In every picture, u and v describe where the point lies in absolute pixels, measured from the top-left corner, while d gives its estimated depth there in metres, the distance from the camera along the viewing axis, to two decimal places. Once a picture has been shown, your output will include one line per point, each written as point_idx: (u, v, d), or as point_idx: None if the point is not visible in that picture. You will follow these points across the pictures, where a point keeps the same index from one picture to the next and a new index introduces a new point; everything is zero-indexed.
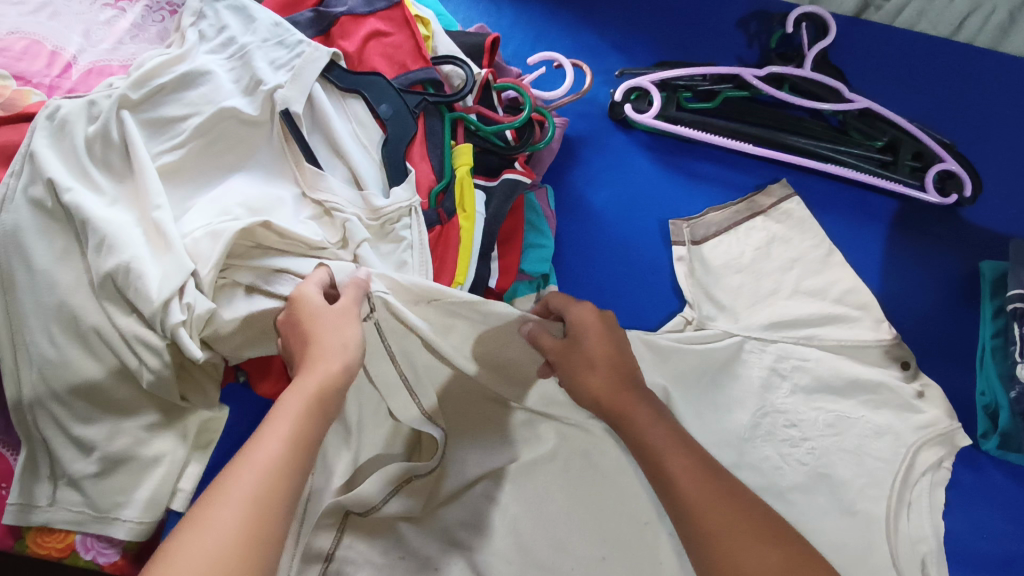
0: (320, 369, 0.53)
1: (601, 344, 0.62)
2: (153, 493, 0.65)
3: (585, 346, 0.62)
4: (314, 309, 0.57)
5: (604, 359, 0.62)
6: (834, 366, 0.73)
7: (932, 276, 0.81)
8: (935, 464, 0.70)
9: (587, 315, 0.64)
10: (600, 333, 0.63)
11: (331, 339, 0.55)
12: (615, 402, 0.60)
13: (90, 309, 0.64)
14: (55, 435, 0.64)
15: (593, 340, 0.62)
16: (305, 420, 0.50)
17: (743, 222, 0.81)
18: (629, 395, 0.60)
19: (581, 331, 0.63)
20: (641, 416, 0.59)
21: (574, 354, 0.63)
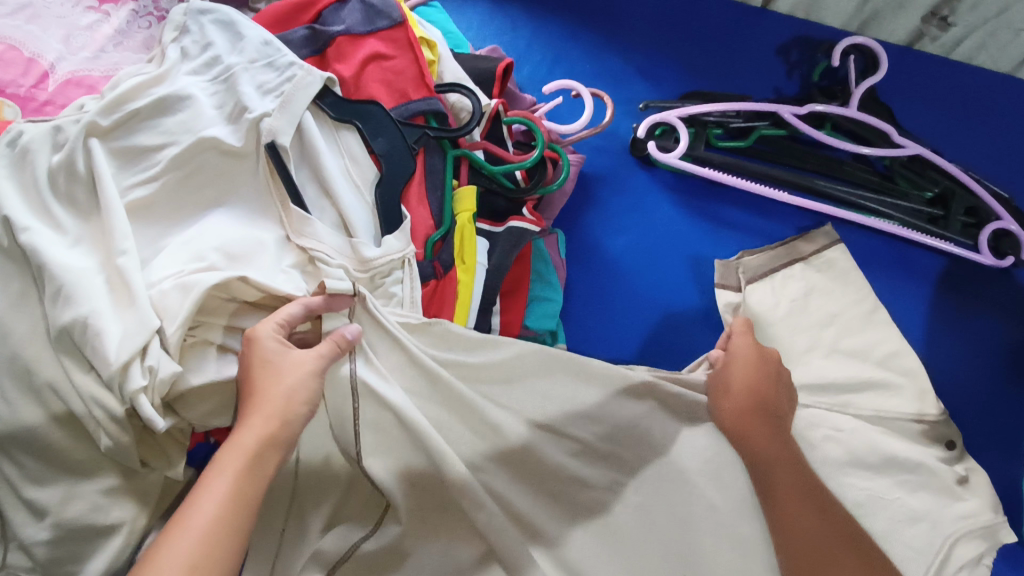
0: (261, 424, 0.51)
1: (755, 381, 0.66)
2: (108, 565, 0.59)
3: (735, 374, 0.66)
4: (267, 356, 0.53)
5: (755, 394, 0.65)
6: (868, 440, 0.67)
7: (978, 346, 0.72)
8: (974, 558, 0.63)
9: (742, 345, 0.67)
10: (750, 363, 0.67)
11: (275, 390, 0.52)
12: (741, 424, 0.64)
13: (46, 363, 0.58)
14: (8, 496, 0.59)
15: (746, 373, 0.66)
16: (247, 476, 0.48)
17: (782, 268, 0.73)
18: (754, 420, 0.64)
19: (733, 358, 0.67)
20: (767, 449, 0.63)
21: (724, 379, 0.67)
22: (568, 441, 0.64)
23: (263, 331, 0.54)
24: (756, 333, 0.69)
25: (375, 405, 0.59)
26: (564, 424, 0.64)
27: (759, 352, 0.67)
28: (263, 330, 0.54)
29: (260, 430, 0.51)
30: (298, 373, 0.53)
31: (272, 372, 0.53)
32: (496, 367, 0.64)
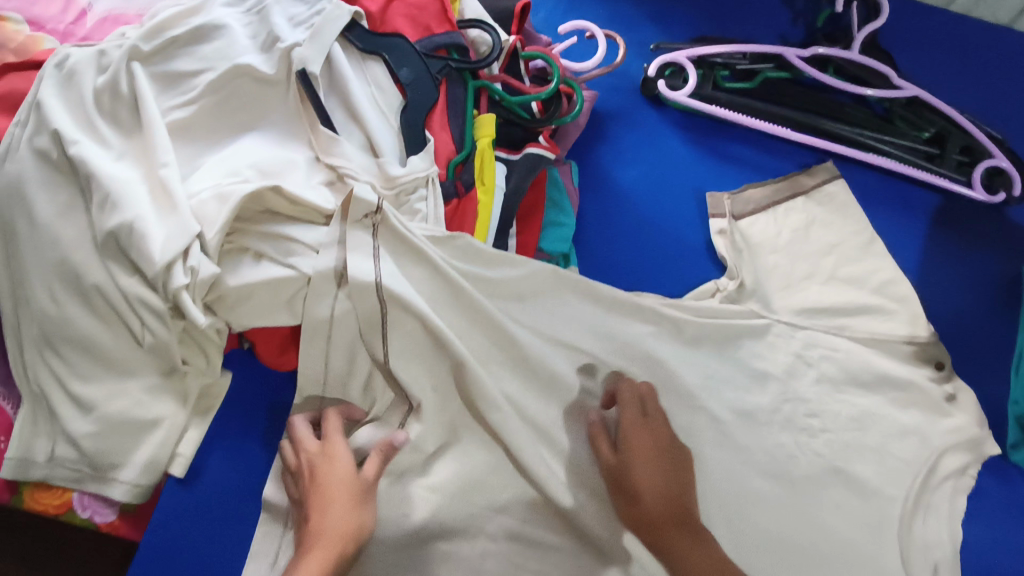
0: (339, 535, 0.56)
1: (659, 480, 0.64)
2: (152, 455, 0.64)
3: (640, 476, 0.63)
4: (347, 478, 0.58)
5: (663, 495, 0.63)
6: (863, 360, 0.72)
7: (971, 277, 0.76)
8: (960, 470, 0.70)
9: (641, 441, 0.65)
10: (649, 457, 0.64)
11: (353, 517, 0.57)
12: (654, 533, 0.61)
13: (92, 268, 0.62)
14: (55, 392, 0.64)
15: (650, 474, 0.63)
16: (325, 554, 0.54)
17: (784, 201, 0.77)
18: (670, 524, 0.62)
19: (631, 455, 0.64)
20: (687, 555, 0.61)
21: (626, 481, 0.63)
22: (579, 355, 0.68)
23: (337, 449, 0.60)
24: (648, 412, 0.67)
25: (401, 313, 0.63)
26: (575, 338, 0.68)
27: (654, 441, 0.65)
28: (334, 449, 0.60)
29: (337, 531, 0.56)
30: (361, 498, 0.58)
31: (340, 489, 0.58)
32: (524, 282, 0.68)
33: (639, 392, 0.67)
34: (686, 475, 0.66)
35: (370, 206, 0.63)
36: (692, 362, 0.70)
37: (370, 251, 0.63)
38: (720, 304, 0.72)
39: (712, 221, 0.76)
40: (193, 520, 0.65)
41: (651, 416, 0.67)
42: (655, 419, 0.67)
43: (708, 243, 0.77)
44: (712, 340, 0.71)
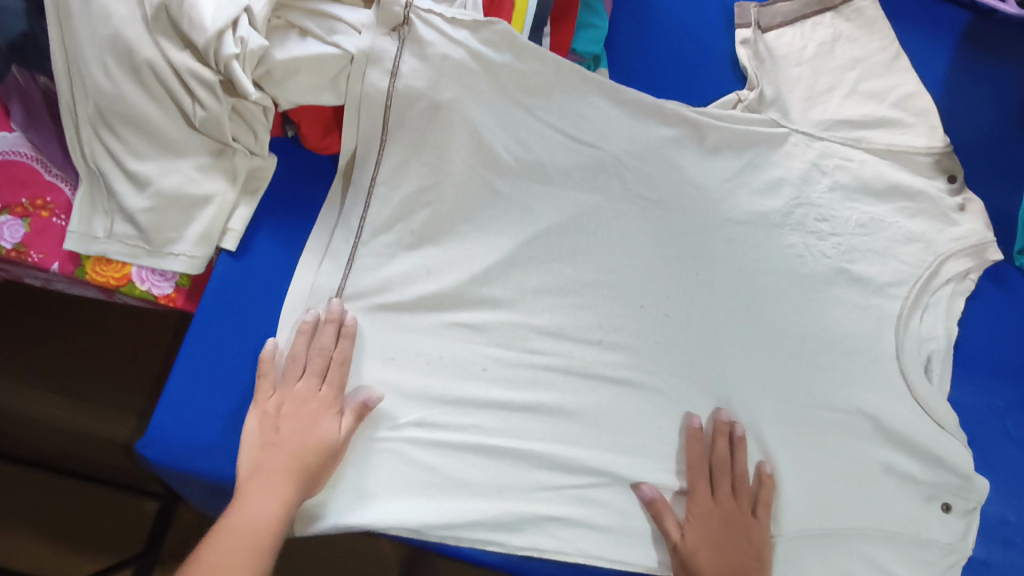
0: (301, 462, 0.60)
1: (721, 563, 0.62)
2: (204, 230, 0.67)
3: (702, 565, 0.62)
4: (295, 394, 0.62)
5: None
6: (877, 169, 0.73)
7: (992, 93, 0.77)
8: (962, 275, 0.72)
9: (711, 516, 0.64)
10: (711, 539, 0.63)
11: (298, 437, 0.60)
12: None
13: (143, 42, 0.63)
14: (112, 169, 0.67)
15: (713, 555, 0.62)
16: (280, 491, 0.58)
17: (811, 16, 0.77)
18: None
19: (692, 539, 0.63)
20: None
21: (687, 558, 0.62)
22: (597, 154, 0.70)
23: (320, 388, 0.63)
24: (742, 495, 0.65)
25: (429, 122, 0.66)
26: (597, 138, 0.70)
27: (723, 518, 0.64)
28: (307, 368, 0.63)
29: (289, 460, 0.59)
30: (319, 413, 0.62)
31: (294, 407, 0.62)
32: (536, 76, 0.67)
33: (737, 468, 0.66)
34: (762, 562, 0.63)
35: (398, 16, 0.64)
36: (712, 168, 0.72)
37: (392, 58, 0.64)
38: (740, 111, 0.73)
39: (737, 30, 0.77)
40: (247, 284, 0.69)
41: (728, 488, 0.65)
42: (725, 499, 0.65)
43: (733, 55, 0.77)
44: (731, 145, 0.72)
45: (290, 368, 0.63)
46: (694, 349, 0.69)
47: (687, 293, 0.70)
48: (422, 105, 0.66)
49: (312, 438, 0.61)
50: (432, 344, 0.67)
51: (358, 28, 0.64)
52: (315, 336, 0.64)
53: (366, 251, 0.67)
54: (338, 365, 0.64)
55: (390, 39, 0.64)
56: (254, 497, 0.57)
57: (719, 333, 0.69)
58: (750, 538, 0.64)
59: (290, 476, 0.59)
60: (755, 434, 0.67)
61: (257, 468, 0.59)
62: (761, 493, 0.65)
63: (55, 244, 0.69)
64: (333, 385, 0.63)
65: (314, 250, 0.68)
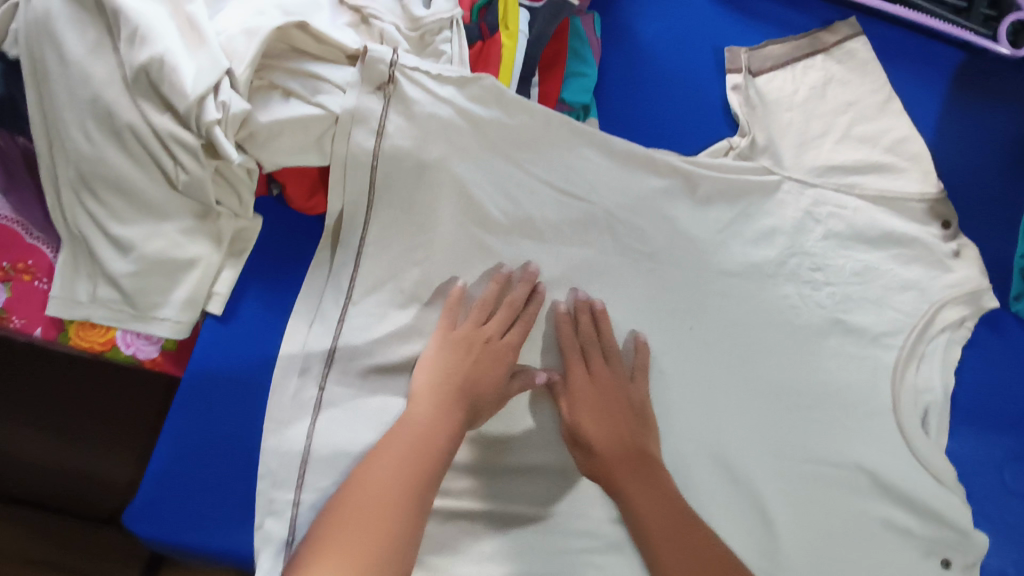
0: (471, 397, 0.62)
1: (608, 428, 0.63)
2: (190, 294, 0.66)
3: (588, 434, 0.63)
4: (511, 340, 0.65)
5: (616, 451, 0.63)
6: (871, 217, 0.72)
7: (986, 135, 0.76)
8: (958, 322, 0.72)
9: (585, 387, 0.65)
10: (594, 407, 0.64)
11: (486, 380, 0.63)
12: (611, 466, 0.62)
13: (123, 105, 0.62)
14: (94, 233, 0.65)
15: (598, 424, 0.64)
16: (449, 421, 0.60)
17: (802, 59, 0.76)
18: (631, 463, 0.62)
19: (574, 409, 0.64)
20: (641, 492, 0.61)
21: (575, 432, 0.64)
22: (588, 207, 0.69)
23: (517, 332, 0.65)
24: (617, 365, 0.66)
25: (417, 181, 0.65)
26: (588, 191, 0.69)
27: (597, 387, 0.65)
28: (511, 302, 0.66)
29: (465, 394, 0.62)
30: (499, 360, 0.64)
31: (490, 353, 0.64)
32: (526, 129, 0.67)
33: (611, 345, 0.67)
34: (645, 419, 0.65)
35: (383, 75, 0.63)
36: (704, 218, 0.71)
37: (378, 117, 0.63)
38: (731, 159, 0.72)
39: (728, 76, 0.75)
40: (234, 348, 0.67)
41: (598, 359, 0.66)
42: (600, 367, 0.66)
43: (724, 100, 0.76)
44: (722, 194, 0.71)
45: (478, 313, 0.65)
46: (685, 405, 0.68)
47: (682, 346, 0.69)
48: (409, 164, 0.65)
49: (491, 380, 0.63)
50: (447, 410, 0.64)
51: (343, 88, 0.62)
52: (506, 292, 0.66)
53: (356, 311, 0.65)
54: (518, 319, 0.66)
55: (376, 99, 0.63)
56: (421, 415, 0.59)
57: (715, 387, 0.68)
58: (644, 414, 0.65)
59: (456, 408, 0.61)
60: (753, 488, 0.66)
61: (432, 392, 0.61)
62: (637, 361, 0.67)
63: (36, 308, 0.68)
64: (518, 333, 0.65)
65: (303, 309, 0.67)
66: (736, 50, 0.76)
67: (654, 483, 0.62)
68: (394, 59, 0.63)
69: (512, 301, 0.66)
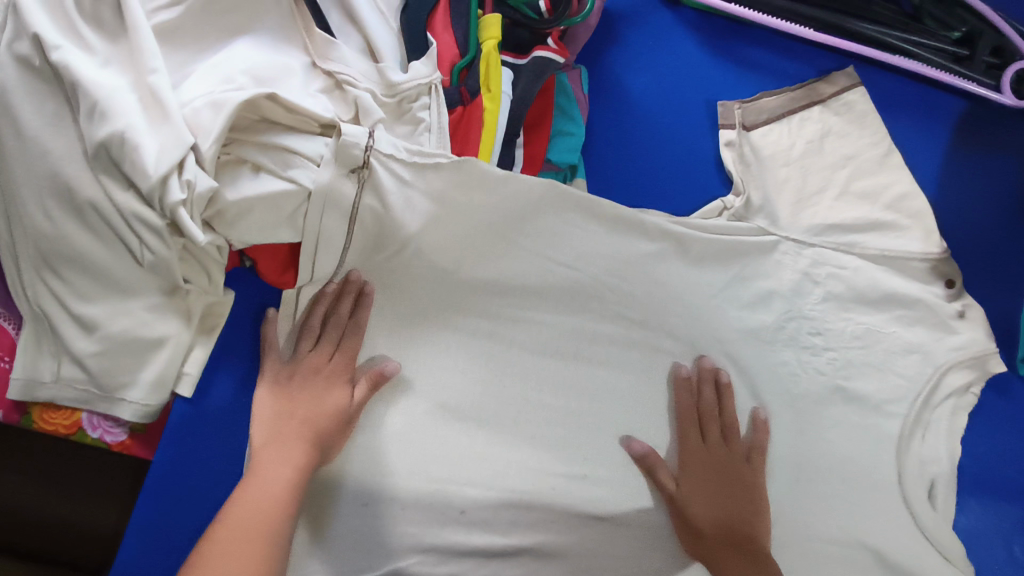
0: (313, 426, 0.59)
1: (715, 510, 0.64)
2: (159, 374, 0.63)
3: (692, 513, 0.64)
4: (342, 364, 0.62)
5: (716, 531, 0.63)
6: (872, 277, 0.69)
7: (989, 188, 0.73)
8: (964, 387, 0.69)
9: (705, 463, 0.65)
10: (708, 488, 0.64)
11: (324, 406, 0.60)
12: (716, 549, 0.63)
13: (87, 182, 0.58)
14: (56, 311, 0.62)
15: (706, 504, 0.64)
16: (297, 456, 0.57)
17: (799, 110, 0.73)
18: (734, 547, 0.63)
19: (686, 488, 0.64)
20: (741, 574, 0.62)
21: (684, 513, 0.64)
22: (575, 275, 0.66)
23: (352, 344, 0.62)
24: (733, 443, 0.66)
25: (396, 256, 0.63)
26: (578, 257, 0.65)
27: (711, 463, 0.65)
28: (337, 311, 0.62)
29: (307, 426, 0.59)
30: (334, 379, 0.61)
31: (314, 382, 0.61)
32: (509, 199, 0.62)
33: (723, 420, 0.66)
34: (758, 502, 0.64)
35: (357, 158, 0.58)
36: (699, 282, 0.68)
37: (351, 201, 0.59)
38: (726, 221, 0.69)
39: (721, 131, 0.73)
40: (207, 433, 0.66)
41: (718, 435, 0.66)
42: (718, 445, 0.66)
43: (717, 157, 0.74)
44: (717, 257, 0.68)
45: (314, 337, 0.62)
46: (684, 483, 0.65)
47: (672, 418, 0.67)
48: (387, 238, 0.62)
49: (332, 409, 0.60)
50: (438, 455, 0.63)
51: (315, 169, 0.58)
52: (336, 306, 0.63)
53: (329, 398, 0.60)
54: (352, 331, 0.63)
55: (349, 180, 0.58)
56: (266, 465, 0.56)
57: (713, 462, 0.65)
58: (756, 491, 0.65)
59: (301, 444, 0.58)
60: None
61: (272, 435, 0.59)
62: (757, 439, 0.66)
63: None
64: (345, 354, 0.62)
65: None
66: (728, 104, 0.73)
67: (756, 574, 0.61)
68: (369, 143, 0.58)
69: (348, 302, 0.62)
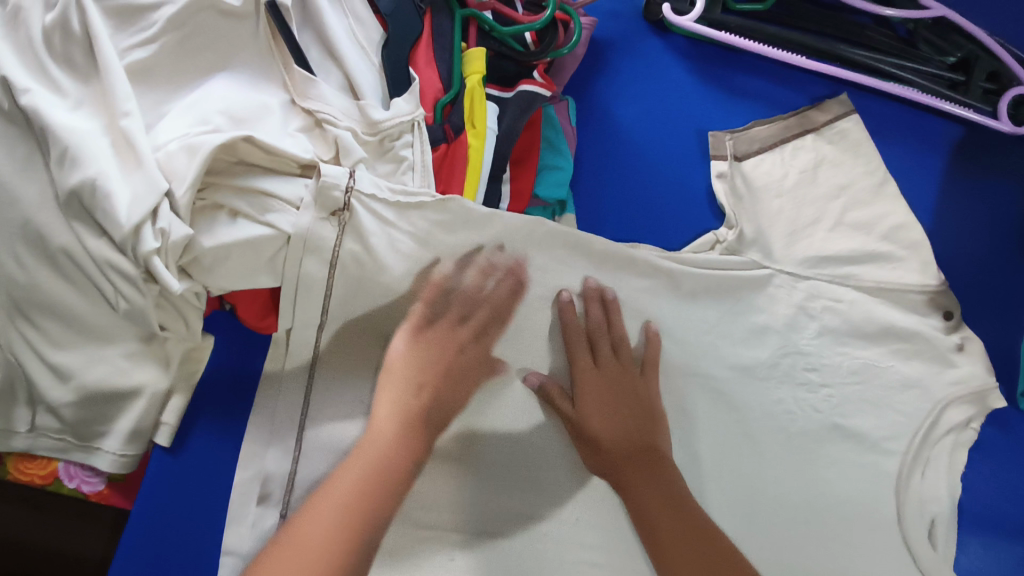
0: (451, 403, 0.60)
1: (615, 426, 0.62)
2: (136, 424, 0.61)
3: (592, 432, 0.62)
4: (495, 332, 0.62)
5: (617, 447, 0.62)
6: (868, 310, 0.68)
7: (985, 215, 0.72)
8: (963, 423, 0.67)
9: (599, 384, 0.63)
10: (600, 403, 0.63)
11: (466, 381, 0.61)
12: (619, 471, 0.61)
13: (57, 229, 0.56)
14: (30, 360, 0.59)
15: (603, 419, 0.62)
16: (411, 445, 0.58)
17: (791, 140, 0.72)
18: (637, 466, 0.62)
19: (585, 407, 0.62)
20: (643, 485, 0.61)
21: (581, 428, 0.62)
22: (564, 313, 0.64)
23: (505, 314, 0.63)
24: (627, 357, 0.64)
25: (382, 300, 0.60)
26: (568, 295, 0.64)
27: (609, 381, 0.63)
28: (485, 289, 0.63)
29: (409, 406, 0.59)
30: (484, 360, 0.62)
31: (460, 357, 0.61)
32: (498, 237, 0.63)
33: (609, 334, 0.64)
34: (655, 416, 0.64)
35: (338, 202, 0.58)
36: (691, 318, 0.66)
37: (331, 247, 0.58)
38: (719, 256, 0.67)
39: (713, 163, 0.72)
40: (184, 485, 0.63)
41: (608, 350, 0.64)
42: (608, 360, 0.64)
43: (710, 188, 0.72)
44: (709, 291, 0.67)
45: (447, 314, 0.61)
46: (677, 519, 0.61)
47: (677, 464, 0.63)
48: (371, 280, 0.60)
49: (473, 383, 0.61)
50: (451, 481, 0.59)
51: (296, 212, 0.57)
52: (481, 286, 0.62)
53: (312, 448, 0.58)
54: (508, 301, 0.63)
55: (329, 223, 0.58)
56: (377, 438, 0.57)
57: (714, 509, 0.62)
58: (659, 411, 0.64)
59: (421, 426, 0.59)
60: None
61: (398, 414, 0.59)
62: (646, 352, 0.65)
63: None
64: (494, 334, 0.62)
65: None
66: (718, 134, 0.73)
67: (669, 507, 0.61)
68: (349, 184, 0.58)
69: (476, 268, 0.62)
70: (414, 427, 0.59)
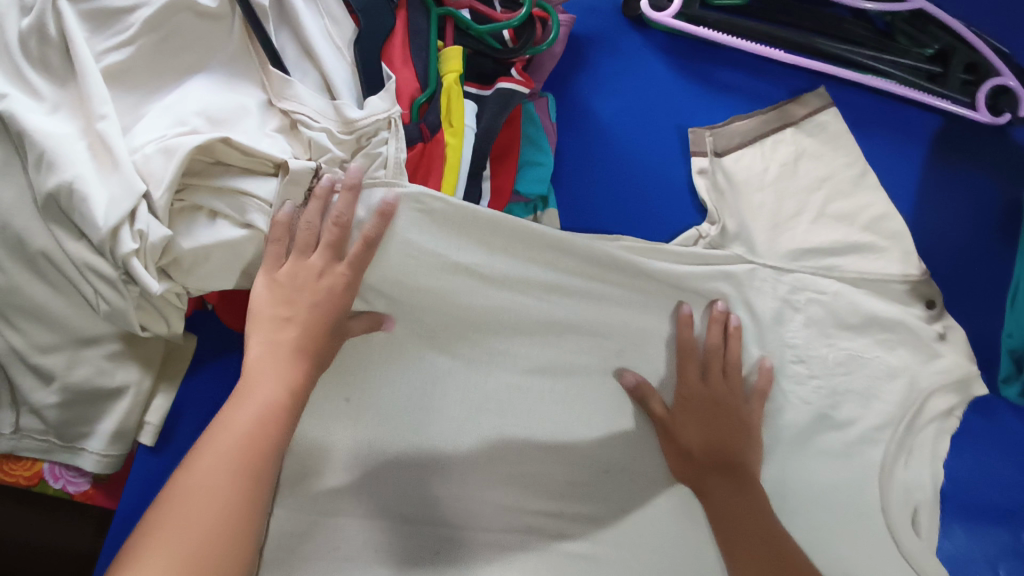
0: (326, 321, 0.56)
1: (707, 438, 0.63)
2: (119, 425, 0.61)
3: (682, 441, 0.63)
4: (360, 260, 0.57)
5: (704, 457, 0.63)
6: (852, 301, 0.68)
7: (967, 205, 0.72)
8: (947, 411, 0.68)
9: (702, 396, 0.64)
10: (701, 418, 0.64)
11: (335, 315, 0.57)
12: (700, 477, 0.63)
13: (36, 232, 0.56)
14: (12, 362, 0.59)
15: (696, 431, 0.63)
16: (284, 373, 0.53)
17: (772, 133, 0.72)
18: (720, 477, 0.63)
19: (682, 415, 0.64)
20: (726, 499, 0.62)
21: (673, 437, 0.63)
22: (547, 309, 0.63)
23: (368, 229, 0.57)
24: (733, 375, 0.64)
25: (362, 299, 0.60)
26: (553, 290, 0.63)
27: (711, 399, 0.64)
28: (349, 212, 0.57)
29: (283, 338, 0.54)
30: (345, 293, 0.57)
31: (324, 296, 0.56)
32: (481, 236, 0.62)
33: (712, 347, 0.65)
34: (751, 437, 0.64)
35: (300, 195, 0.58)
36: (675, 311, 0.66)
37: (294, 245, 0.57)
38: (704, 250, 0.67)
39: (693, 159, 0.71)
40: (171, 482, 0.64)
41: (718, 372, 0.64)
42: (717, 378, 0.64)
43: (689, 183, 0.72)
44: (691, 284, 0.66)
45: (301, 239, 0.56)
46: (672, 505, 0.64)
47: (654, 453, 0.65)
48: None
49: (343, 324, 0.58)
50: (500, 476, 0.63)
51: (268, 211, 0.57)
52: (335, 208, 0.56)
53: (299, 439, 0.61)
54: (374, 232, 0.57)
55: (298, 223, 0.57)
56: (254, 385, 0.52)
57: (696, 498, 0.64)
58: (755, 429, 0.64)
59: (293, 363, 0.54)
60: None
61: (266, 351, 0.53)
62: (760, 383, 0.65)
63: None
64: (355, 264, 0.57)
65: None
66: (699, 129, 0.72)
67: (751, 525, 0.60)
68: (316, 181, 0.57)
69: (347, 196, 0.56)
70: (280, 369, 0.53)
